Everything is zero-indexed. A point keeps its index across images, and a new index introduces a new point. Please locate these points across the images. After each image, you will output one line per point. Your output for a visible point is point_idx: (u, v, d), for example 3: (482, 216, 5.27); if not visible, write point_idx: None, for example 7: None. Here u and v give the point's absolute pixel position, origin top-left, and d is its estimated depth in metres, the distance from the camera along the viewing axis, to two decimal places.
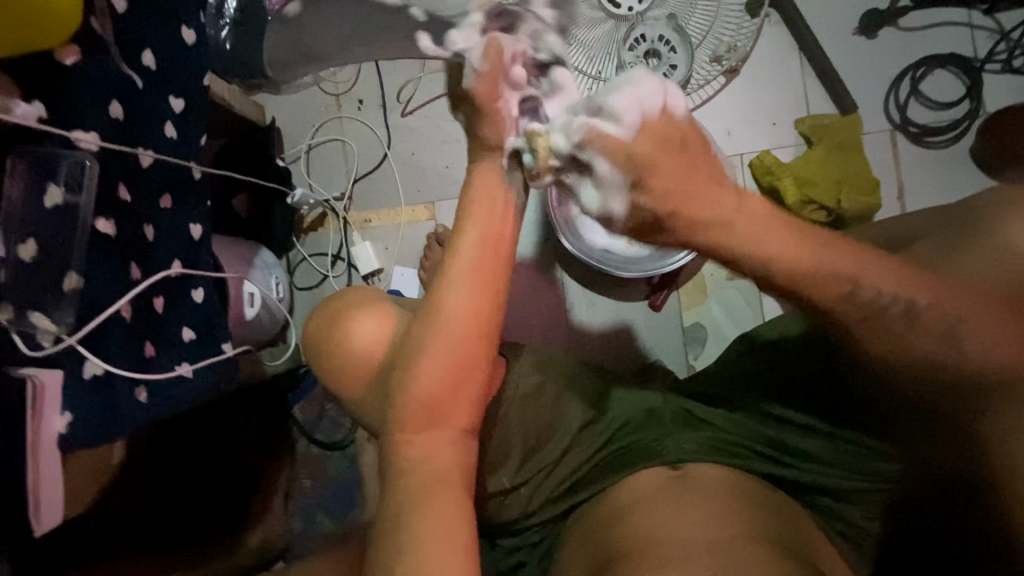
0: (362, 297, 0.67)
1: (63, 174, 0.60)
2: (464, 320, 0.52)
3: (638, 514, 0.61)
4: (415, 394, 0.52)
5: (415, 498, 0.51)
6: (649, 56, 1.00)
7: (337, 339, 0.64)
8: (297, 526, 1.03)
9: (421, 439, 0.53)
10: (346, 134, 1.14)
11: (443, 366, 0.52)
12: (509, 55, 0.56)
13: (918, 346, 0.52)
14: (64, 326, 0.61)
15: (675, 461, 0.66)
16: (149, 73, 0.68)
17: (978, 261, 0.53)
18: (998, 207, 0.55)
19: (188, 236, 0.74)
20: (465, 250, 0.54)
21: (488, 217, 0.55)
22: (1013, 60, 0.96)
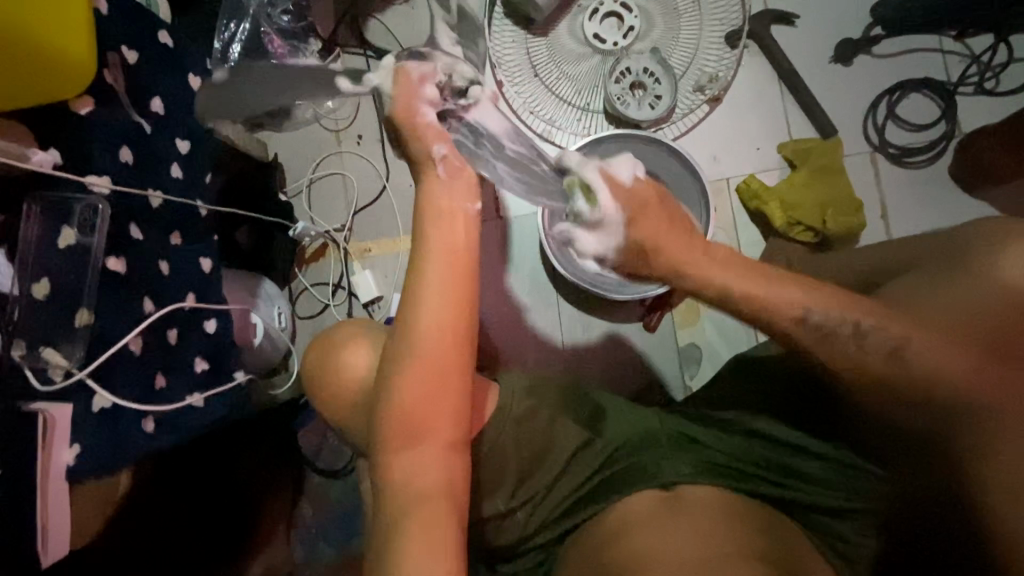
0: (351, 328, 0.65)
1: (77, 217, 0.60)
2: (435, 342, 0.49)
3: (630, 535, 0.59)
4: (394, 417, 0.49)
5: (399, 533, 0.47)
6: (637, 85, 1.04)
7: (327, 373, 0.63)
8: (301, 554, 1.01)
9: (404, 458, 0.49)
10: (345, 168, 1.16)
11: (419, 393, 0.49)
12: (418, 77, 0.54)
13: (935, 369, 0.51)
14: (74, 360, 0.59)
15: (669, 482, 0.62)
16: (158, 118, 0.69)
17: (954, 296, 0.52)
18: (996, 234, 0.52)
19: (199, 269, 0.75)
20: (427, 263, 0.49)
21: (449, 233, 0.50)
22: (985, 83, 1.01)
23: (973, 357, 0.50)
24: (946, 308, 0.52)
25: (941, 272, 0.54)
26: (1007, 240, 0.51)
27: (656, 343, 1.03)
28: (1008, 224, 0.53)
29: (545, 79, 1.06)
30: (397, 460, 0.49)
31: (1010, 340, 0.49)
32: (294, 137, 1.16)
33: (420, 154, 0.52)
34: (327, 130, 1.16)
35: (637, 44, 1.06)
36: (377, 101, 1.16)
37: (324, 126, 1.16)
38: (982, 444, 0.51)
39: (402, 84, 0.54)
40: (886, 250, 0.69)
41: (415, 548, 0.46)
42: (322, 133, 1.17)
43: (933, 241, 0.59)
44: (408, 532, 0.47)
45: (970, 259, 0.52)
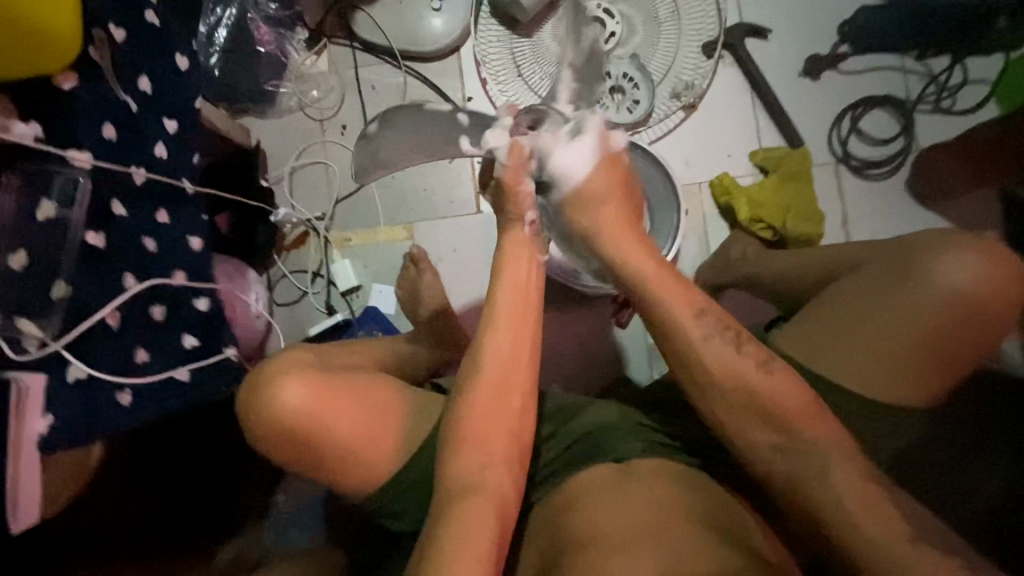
0: (287, 363, 0.66)
1: (56, 189, 0.61)
2: (502, 355, 0.64)
3: (579, 505, 0.62)
4: (471, 413, 0.61)
5: (452, 511, 0.55)
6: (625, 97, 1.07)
7: (266, 413, 0.63)
8: (271, 538, 1.00)
9: (467, 452, 0.59)
10: (328, 157, 1.17)
11: (488, 403, 0.62)
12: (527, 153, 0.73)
13: (789, 406, 0.57)
14: (48, 331, 0.60)
15: (623, 457, 0.66)
16: (144, 98, 0.71)
17: (916, 300, 0.62)
18: (936, 246, 0.64)
19: (188, 247, 0.76)
20: (502, 295, 0.68)
21: (518, 286, 0.68)
22: (941, 101, 1.07)
23: (916, 356, 0.62)
24: (891, 310, 0.63)
25: (895, 279, 0.64)
26: (952, 249, 0.63)
27: (626, 339, 1.06)
28: (949, 236, 0.65)
29: (528, 78, 1.10)
30: (458, 461, 0.59)
31: (952, 339, 0.61)
32: (278, 124, 1.17)
33: (514, 215, 0.72)
34: (312, 119, 1.17)
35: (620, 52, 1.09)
36: (362, 92, 1.17)
37: (309, 115, 1.17)
38: (806, 477, 0.55)
39: (514, 156, 0.73)
40: (829, 250, 0.78)
41: (474, 536, 0.52)
42: (306, 122, 1.18)
43: (881, 251, 0.70)
44: (469, 516, 0.54)
45: (917, 268, 0.63)
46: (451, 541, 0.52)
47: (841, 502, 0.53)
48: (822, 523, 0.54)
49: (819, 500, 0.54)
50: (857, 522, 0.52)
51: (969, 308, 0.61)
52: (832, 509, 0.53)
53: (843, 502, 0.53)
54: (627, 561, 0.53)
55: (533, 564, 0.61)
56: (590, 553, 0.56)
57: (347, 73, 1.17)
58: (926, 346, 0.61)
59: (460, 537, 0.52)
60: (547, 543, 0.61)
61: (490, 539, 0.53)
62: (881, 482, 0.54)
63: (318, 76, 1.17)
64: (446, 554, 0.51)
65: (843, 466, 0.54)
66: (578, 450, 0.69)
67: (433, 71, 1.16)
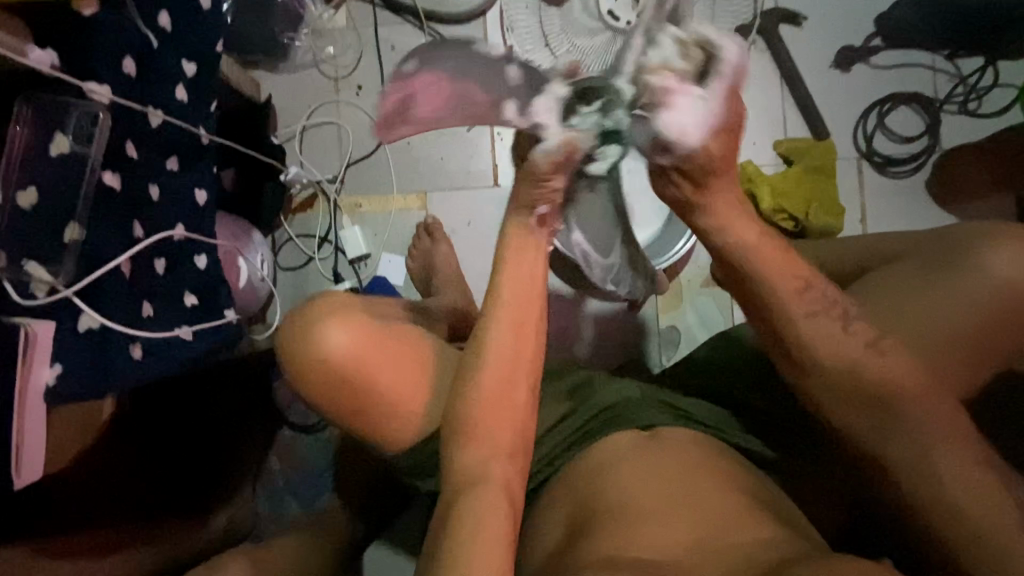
0: (330, 304, 0.65)
1: (73, 124, 0.57)
2: (506, 351, 0.61)
3: (606, 473, 0.61)
4: (477, 410, 0.59)
5: (465, 508, 0.54)
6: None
7: (305, 351, 0.62)
8: (264, 508, 1.00)
9: (474, 452, 0.58)
10: (342, 118, 1.12)
11: (493, 401, 0.59)
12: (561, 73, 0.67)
13: (886, 370, 0.55)
14: (60, 277, 0.56)
15: (647, 424, 0.65)
16: (164, 35, 0.64)
17: (960, 288, 0.59)
18: (980, 234, 0.61)
19: (193, 201, 0.71)
20: (503, 291, 0.62)
21: (523, 281, 0.62)
22: (968, 104, 1.07)
23: (958, 348, 0.58)
24: (941, 306, 0.59)
25: (938, 267, 0.61)
26: (996, 239, 0.60)
27: (639, 324, 1.05)
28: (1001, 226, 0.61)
29: (556, 49, 1.04)
30: (465, 457, 0.58)
31: (998, 332, 0.58)
32: (290, 79, 1.12)
33: (529, 202, 0.61)
34: (326, 76, 1.12)
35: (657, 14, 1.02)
36: (381, 51, 1.12)
37: (323, 72, 1.12)
38: (909, 456, 0.54)
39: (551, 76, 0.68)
40: (868, 238, 0.74)
41: (485, 532, 0.52)
42: (320, 79, 1.13)
43: (926, 242, 0.66)
44: (476, 512, 0.54)
45: (964, 260, 0.60)
46: (462, 541, 0.52)
47: (939, 479, 0.52)
48: (918, 504, 0.53)
49: (912, 482, 0.54)
50: (951, 493, 0.52)
51: (1013, 299, 0.58)
52: (925, 481, 0.53)
53: (942, 480, 0.52)
54: (658, 529, 0.55)
55: (557, 534, 0.60)
56: (620, 521, 0.56)
57: (366, 30, 1.12)
58: (973, 338, 0.58)
59: (473, 539, 0.52)
60: (574, 509, 0.61)
61: (504, 543, 0.52)
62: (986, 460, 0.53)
63: (336, 32, 1.12)
64: (461, 560, 0.51)
65: (950, 449, 0.53)
66: (596, 424, 0.67)
67: (457, 35, 1.12)
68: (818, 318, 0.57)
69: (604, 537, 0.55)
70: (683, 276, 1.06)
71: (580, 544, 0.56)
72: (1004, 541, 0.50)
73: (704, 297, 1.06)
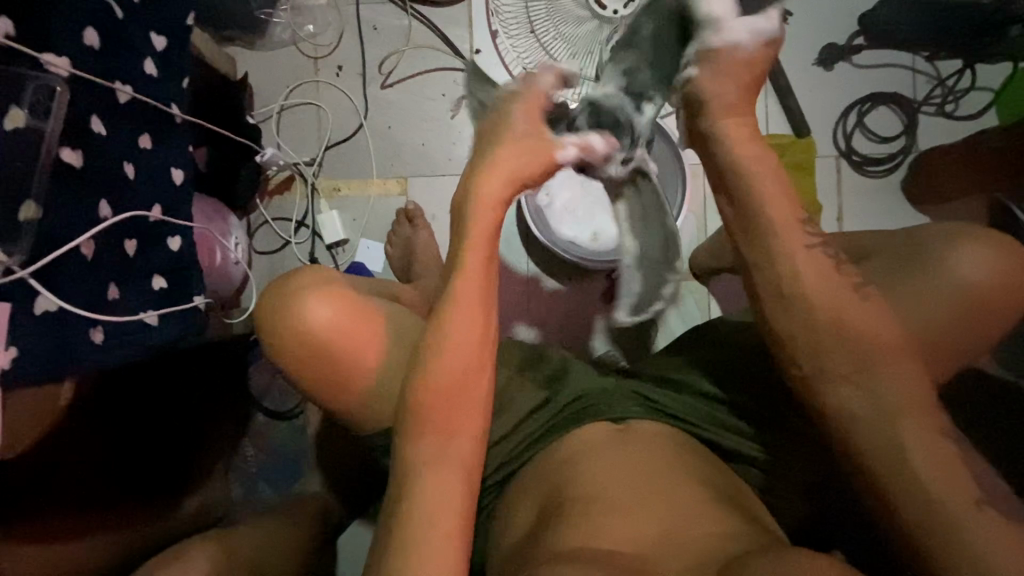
0: (314, 278, 0.64)
1: (29, 97, 0.54)
2: (466, 329, 0.57)
3: (575, 464, 0.62)
4: (433, 387, 0.55)
5: (419, 487, 0.53)
6: (627, 160, 0.76)
7: (287, 322, 0.61)
8: (238, 493, 0.99)
9: (432, 432, 0.55)
10: (321, 99, 1.09)
11: (440, 398, 0.55)
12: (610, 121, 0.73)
13: (858, 321, 0.54)
14: (14, 257, 0.54)
15: (619, 417, 0.67)
16: (130, 5, 0.63)
17: (925, 288, 0.60)
18: (949, 235, 0.62)
19: (170, 179, 0.70)
20: (471, 261, 0.58)
21: (475, 272, 0.58)
22: (945, 105, 1.09)
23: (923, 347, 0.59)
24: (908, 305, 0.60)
25: (906, 267, 0.62)
26: (961, 241, 0.61)
27: (618, 316, 1.05)
28: (969, 227, 0.62)
29: (541, 36, 1.04)
30: (419, 436, 0.55)
31: (961, 331, 0.59)
32: (267, 58, 1.09)
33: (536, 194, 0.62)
34: (305, 55, 1.09)
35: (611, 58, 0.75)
36: (362, 31, 1.09)
37: (303, 51, 1.09)
38: (869, 416, 0.52)
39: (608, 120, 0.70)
40: (842, 237, 0.75)
41: (442, 525, 0.51)
42: (299, 58, 1.10)
43: (894, 242, 0.67)
44: (427, 504, 0.52)
45: (931, 261, 0.61)
46: (417, 522, 0.51)
47: (901, 446, 0.51)
48: (872, 464, 0.52)
49: (873, 445, 0.52)
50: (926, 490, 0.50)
51: (974, 302, 0.59)
52: (885, 446, 0.51)
53: (902, 441, 0.51)
54: (620, 520, 0.55)
55: (527, 524, 0.61)
56: (590, 511, 0.56)
57: (347, 9, 1.10)
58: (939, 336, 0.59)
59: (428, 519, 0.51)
60: (544, 499, 0.61)
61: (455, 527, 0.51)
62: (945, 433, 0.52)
63: (316, 9, 1.09)
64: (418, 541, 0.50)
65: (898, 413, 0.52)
66: (568, 416, 0.68)
67: (440, 17, 1.10)
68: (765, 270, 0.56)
69: (574, 524, 0.55)
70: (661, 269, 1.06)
71: (545, 535, 0.56)
72: (951, 508, 0.49)
73: (682, 290, 1.06)
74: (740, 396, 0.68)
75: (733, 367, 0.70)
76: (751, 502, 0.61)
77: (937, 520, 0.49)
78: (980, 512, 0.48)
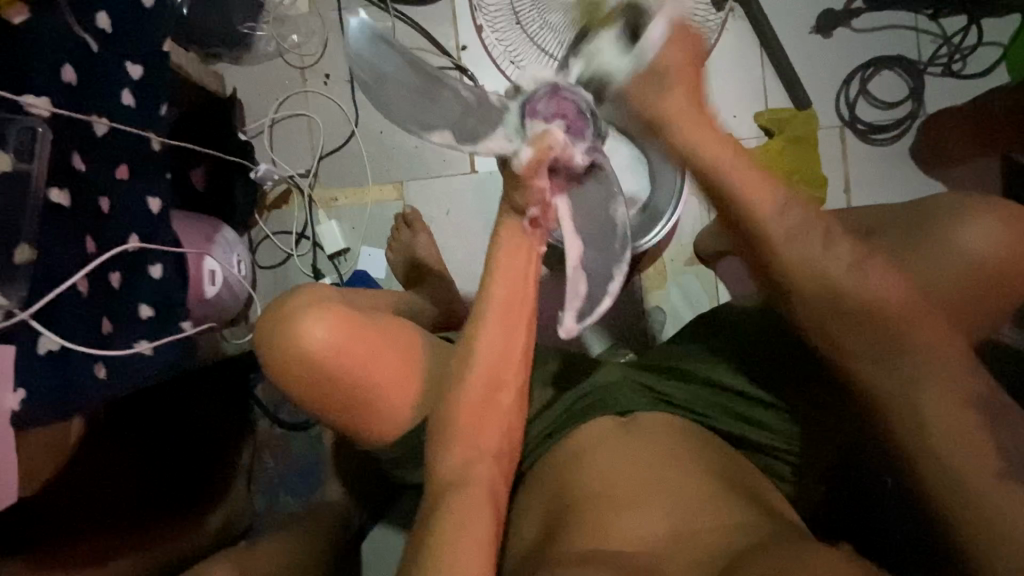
0: (312, 296, 0.64)
1: (13, 140, 0.58)
2: (494, 358, 0.60)
3: (585, 462, 0.61)
4: (462, 413, 0.58)
5: (441, 512, 0.54)
6: (591, 149, 0.64)
7: (285, 342, 0.61)
8: (261, 505, 1.00)
9: (454, 457, 0.58)
10: (311, 109, 1.09)
11: (478, 402, 0.59)
12: (561, 149, 0.59)
13: (867, 287, 0.52)
14: (13, 301, 0.58)
15: (625, 410, 0.65)
16: (105, 37, 0.65)
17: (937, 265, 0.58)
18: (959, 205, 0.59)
19: (146, 209, 0.69)
20: (496, 291, 0.61)
21: (516, 284, 0.61)
22: (953, 64, 1.04)
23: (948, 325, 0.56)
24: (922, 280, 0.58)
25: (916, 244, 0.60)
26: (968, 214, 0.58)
27: (626, 305, 1.03)
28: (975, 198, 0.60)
29: (528, 27, 0.98)
30: (443, 466, 0.58)
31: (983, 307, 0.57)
32: (256, 71, 1.09)
33: (519, 205, 0.60)
34: (291, 66, 1.09)
35: (543, 106, 0.63)
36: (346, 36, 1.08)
37: (289, 62, 1.08)
38: (889, 377, 0.50)
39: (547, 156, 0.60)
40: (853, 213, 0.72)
41: (469, 542, 0.51)
42: (287, 70, 1.09)
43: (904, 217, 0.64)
44: (451, 522, 0.53)
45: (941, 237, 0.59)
46: (441, 537, 0.52)
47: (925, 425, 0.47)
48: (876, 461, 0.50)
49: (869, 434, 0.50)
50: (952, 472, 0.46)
51: (992, 277, 0.55)
52: (911, 422, 0.48)
53: (923, 406, 0.48)
54: (632, 518, 0.55)
55: (535, 528, 0.60)
56: (595, 513, 0.56)
57: (330, 15, 1.09)
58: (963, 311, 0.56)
59: (456, 529, 0.52)
60: (551, 501, 0.61)
61: (482, 547, 0.52)
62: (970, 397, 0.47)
63: (298, 18, 1.08)
64: (445, 551, 0.51)
65: (934, 385, 0.48)
66: (578, 411, 0.66)
67: (424, 16, 1.08)
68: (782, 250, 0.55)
69: (580, 528, 0.55)
70: (666, 255, 1.05)
71: (553, 541, 0.56)
72: (982, 479, 0.45)
73: (688, 276, 1.05)
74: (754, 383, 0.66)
75: (762, 354, 0.67)
76: (761, 493, 0.60)
77: (965, 498, 0.45)
78: (1002, 484, 0.44)
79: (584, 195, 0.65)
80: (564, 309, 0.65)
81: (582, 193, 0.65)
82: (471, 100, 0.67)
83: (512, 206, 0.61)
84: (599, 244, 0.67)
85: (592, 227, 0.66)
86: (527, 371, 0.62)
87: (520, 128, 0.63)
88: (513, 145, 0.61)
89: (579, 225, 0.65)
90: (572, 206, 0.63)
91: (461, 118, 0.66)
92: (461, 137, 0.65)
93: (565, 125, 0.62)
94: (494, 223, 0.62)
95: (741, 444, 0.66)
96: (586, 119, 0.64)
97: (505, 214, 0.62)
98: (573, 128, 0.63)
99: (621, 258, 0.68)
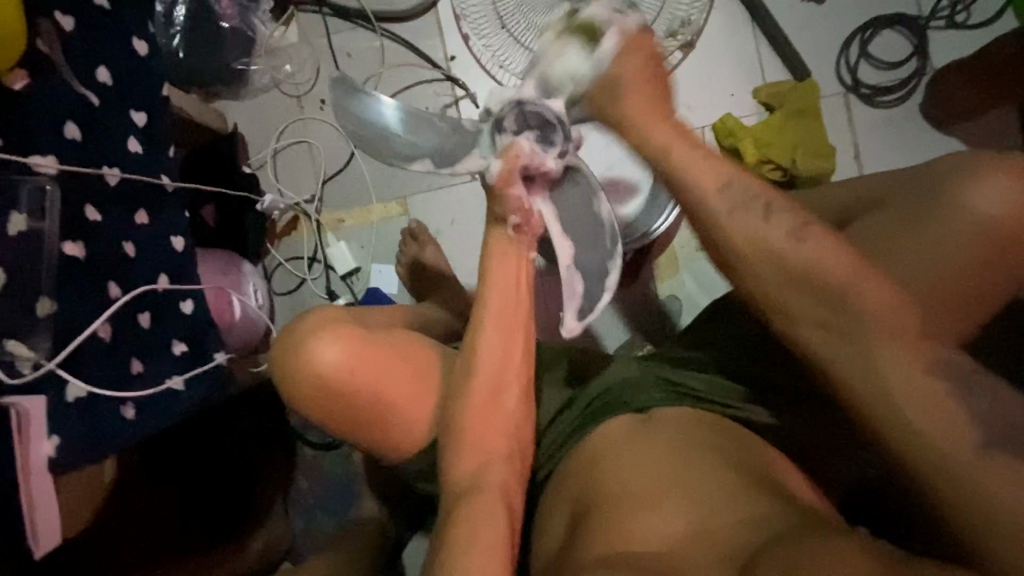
0: (317, 321, 0.65)
1: (25, 201, 0.60)
2: (495, 362, 0.61)
3: (603, 463, 0.61)
4: (469, 426, 0.59)
5: (460, 517, 0.54)
6: (563, 153, 0.64)
7: (296, 370, 0.62)
8: (299, 527, 1.02)
9: (468, 465, 0.58)
10: (310, 136, 1.11)
11: (484, 406, 0.60)
12: (528, 156, 0.61)
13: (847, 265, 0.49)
14: (40, 352, 0.61)
15: (642, 407, 0.65)
16: (106, 90, 0.68)
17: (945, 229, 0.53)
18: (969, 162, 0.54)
19: (170, 248, 0.75)
20: (491, 300, 0.62)
21: (511, 287, 0.62)
22: (955, 16, 1.01)
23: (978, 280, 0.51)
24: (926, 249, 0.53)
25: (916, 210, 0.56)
26: (978, 172, 0.53)
27: (639, 297, 1.02)
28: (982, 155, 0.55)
29: (512, 30, 1.01)
30: (460, 470, 0.58)
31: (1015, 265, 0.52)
32: (254, 104, 1.11)
33: (500, 214, 0.62)
34: (288, 96, 1.11)
35: (513, 121, 0.65)
36: (336, 61, 1.10)
37: (285, 92, 1.11)
38: (854, 369, 0.48)
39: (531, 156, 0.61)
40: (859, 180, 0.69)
41: (491, 545, 0.52)
42: (283, 100, 1.11)
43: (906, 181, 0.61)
44: (472, 524, 0.53)
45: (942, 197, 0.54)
46: (458, 544, 0.52)
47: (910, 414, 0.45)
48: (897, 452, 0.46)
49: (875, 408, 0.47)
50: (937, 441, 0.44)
51: (1001, 240, 0.51)
52: (891, 419, 0.46)
53: (898, 394, 0.46)
54: (652, 518, 0.54)
55: (562, 528, 0.60)
56: (615, 510, 0.56)
57: (319, 42, 1.11)
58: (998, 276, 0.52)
59: (475, 537, 0.52)
60: (575, 501, 0.61)
61: (504, 553, 0.52)
62: (951, 374, 0.46)
63: (290, 49, 1.11)
64: (470, 551, 0.51)
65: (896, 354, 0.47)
66: (597, 408, 0.66)
67: (411, 31, 1.09)
68: (785, 229, 0.53)
69: (601, 526, 0.55)
70: (675, 242, 1.03)
71: (578, 543, 0.56)
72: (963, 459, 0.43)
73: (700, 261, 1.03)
74: (773, 373, 0.65)
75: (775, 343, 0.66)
76: (786, 478, 0.59)
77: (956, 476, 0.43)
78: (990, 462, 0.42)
79: (572, 195, 0.65)
80: (561, 308, 0.64)
81: (563, 193, 0.65)
82: (445, 126, 0.69)
83: (495, 220, 0.63)
84: (589, 242, 0.65)
85: (581, 228, 0.65)
86: (532, 376, 0.63)
87: (492, 146, 0.65)
88: (487, 162, 0.64)
89: (565, 224, 0.65)
90: (555, 207, 0.64)
91: (438, 145, 0.68)
92: (440, 162, 0.68)
93: (533, 134, 0.64)
94: (482, 240, 0.64)
95: (764, 432, 0.64)
96: (555, 124, 0.64)
97: (491, 230, 0.64)
98: (541, 134, 0.64)
99: (616, 253, 0.65)
